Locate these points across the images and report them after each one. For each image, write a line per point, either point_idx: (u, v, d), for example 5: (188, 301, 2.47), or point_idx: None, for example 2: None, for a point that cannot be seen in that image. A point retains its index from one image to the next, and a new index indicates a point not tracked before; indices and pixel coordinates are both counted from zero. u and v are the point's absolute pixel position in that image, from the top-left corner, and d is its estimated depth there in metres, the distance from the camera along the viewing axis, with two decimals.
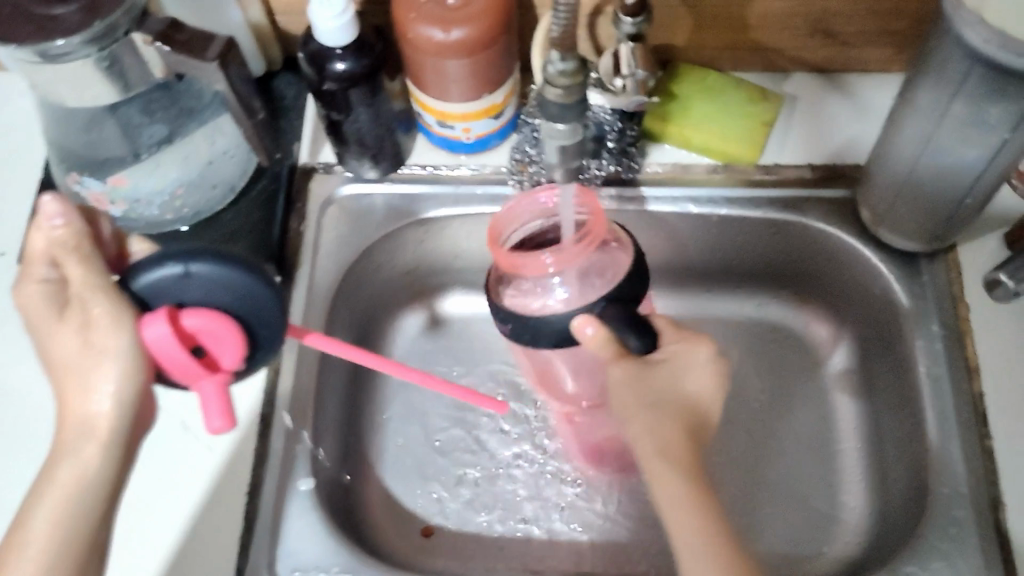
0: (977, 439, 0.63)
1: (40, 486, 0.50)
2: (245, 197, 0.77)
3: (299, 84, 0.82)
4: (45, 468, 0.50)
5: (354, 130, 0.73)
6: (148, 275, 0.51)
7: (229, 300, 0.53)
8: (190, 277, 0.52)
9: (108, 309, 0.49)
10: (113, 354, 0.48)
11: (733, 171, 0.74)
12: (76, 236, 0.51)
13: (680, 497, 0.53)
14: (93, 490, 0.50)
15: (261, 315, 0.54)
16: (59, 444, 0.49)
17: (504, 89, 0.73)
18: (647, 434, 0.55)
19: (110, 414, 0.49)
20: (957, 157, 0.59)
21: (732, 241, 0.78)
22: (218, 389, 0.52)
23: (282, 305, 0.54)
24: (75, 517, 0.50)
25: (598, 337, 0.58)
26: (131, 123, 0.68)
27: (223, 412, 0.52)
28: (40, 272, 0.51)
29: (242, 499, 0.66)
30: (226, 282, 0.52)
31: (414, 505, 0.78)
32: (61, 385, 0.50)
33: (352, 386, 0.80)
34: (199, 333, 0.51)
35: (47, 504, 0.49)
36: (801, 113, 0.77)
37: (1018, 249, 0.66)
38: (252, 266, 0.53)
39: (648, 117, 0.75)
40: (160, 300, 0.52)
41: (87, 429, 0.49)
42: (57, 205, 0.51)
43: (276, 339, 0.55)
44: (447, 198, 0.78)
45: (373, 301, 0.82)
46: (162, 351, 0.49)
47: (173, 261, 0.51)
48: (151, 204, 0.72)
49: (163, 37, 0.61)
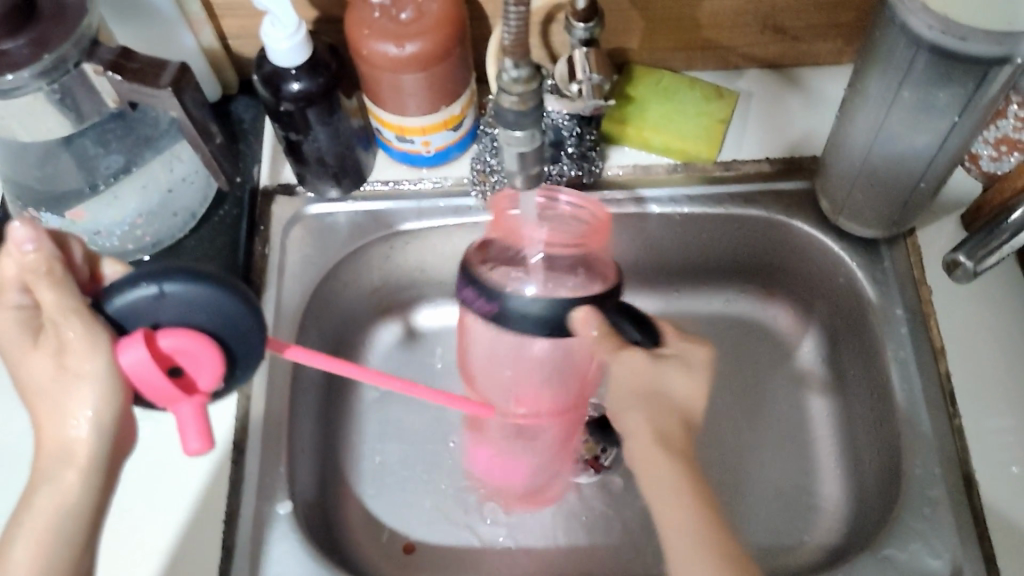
0: (946, 418, 0.64)
1: (20, 514, 0.50)
2: (207, 222, 0.76)
3: (256, 106, 0.82)
4: (23, 500, 0.50)
5: (314, 150, 0.73)
6: (122, 297, 0.50)
7: (206, 320, 0.51)
8: (165, 297, 0.50)
9: (83, 332, 0.48)
10: (89, 378, 0.48)
11: (692, 168, 0.75)
12: (47, 260, 0.50)
13: (674, 490, 0.55)
14: (74, 517, 0.50)
15: (242, 332, 0.53)
16: (38, 470, 0.50)
17: (461, 100, 0.73)
18: (644, 423, 0.58)
19: (87, 439, 0.49)
20: (909, 143, 0.60)
21: (697, 238, 0.78)
22: (195, 411, 0.52)
23: (262, 323, 0.53)
24: (58, 546, 0.49)
25: (599, 332, 0.59)
26: (86, 155, 0.68)
27: (201, 434, 0.52)
28: (12, 299, 0.51)
29: (220, 527, 0.66)
30: (202, 303, 0.51)
31: (395, 521, 0.78)
32: (36, 415, 0.50)
33: (326, 406, 0.79)
34: (177, 353, 0.50)
35: (27, 532, 0.49)
36: (756, 108, 0.78)
37: (973, 230, 0.67)
38: (230, 283, 0.52)
39: (607, 120, 0.76)
40: (136, 322, 0.51)
41: (66, 454, 0.49)
42: (27, 230, 0.50)
43: (257, 357, 0.54)
44: (410, 213, 0.78)
45: (342, 320, 0.82)
46: (140, 375, 0.49)
47: (147, 282, 0.50)
48: (111, 235, 0.71)
49: (114, 66, 0.60)
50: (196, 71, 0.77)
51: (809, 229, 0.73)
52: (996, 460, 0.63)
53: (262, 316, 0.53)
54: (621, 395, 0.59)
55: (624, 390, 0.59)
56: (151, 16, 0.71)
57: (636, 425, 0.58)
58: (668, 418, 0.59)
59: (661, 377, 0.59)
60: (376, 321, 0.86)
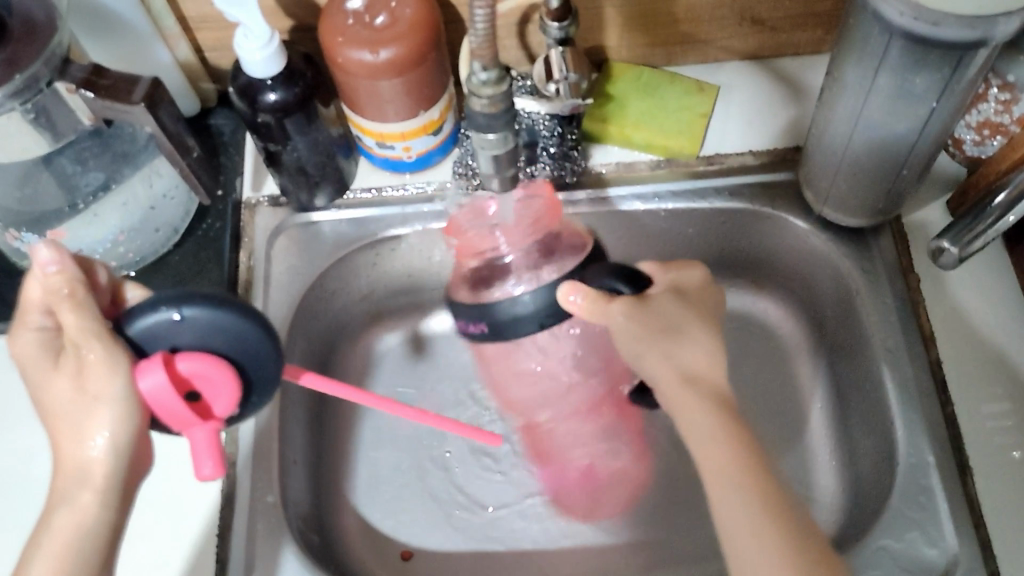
0: (938, 405, 0.64)
1: (38, 535, 0.50)
2: (190, 236, 0.76)
3: (236, 118, 0.82)
4: (42, 521, 0.50)
5: (294, 158, 0.73)
6: (143, 320, 0.50)
7: (222, 344, 0.51)
8: (184, 322, 0.50)
9: (103, 355, 0.48)
10: (108, 400, 0.48)
11: (675, 165, 0.75)
12: (70, 281, 0.49)
13: (699, 425, 0.58)
14: (95, 534, 0.50)
15: (258, 357, 0.53)
16: (57, 490, 0.49)
17: (440, 105, 0.72)
18: (665, 364, 0.61)
19: (105, 460, 0.49)
20: (890, 130, 0.60)
21: (683, 233, 0.78)
22: (210, 437, 0.53)
23: (278, 347, 0.54)
24: (78, 563, 0.49)
25: (585, 300, 0.60)
26: (66, 174, 0.68)
27: (214, 461, 0.53)
28: (35, 320, 0.51)
29: (214, 542, 0.66)
30: (220, 328, 0.51)
31: (391, 529, 0.77)
32: (56, 433, 0.50)
33: (317, 417, 0.79)
34: (194, 377, 0.50)
35: (47, 552, 0.49)
36: (737, 100, 0.77)
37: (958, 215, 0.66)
38: (248, 309, 0.52)
39: (587, 119, 0.75)
40: (156, 345, 0.51)
41: (83, 474, 0.49)
42: (51, 251, 0.50)
43: (272, 381, 0.55)
44: (395, 219, 0.78)
45: (330, 330, 0.81)
46: (157, 400, 0.49)
47: (166, 306, 0.50)
48: (94, 253, 0.70)
49: (87, 84, 0.60)
50: (173, 85, 0.76)
51: (795, 219, 0.73)
52: (994, 446, 0.62)
53: (277, 340, 0.54)
54: (642, 346, 0.62)
55: (640, 335, 0.61)
56: (125, 32, 0.71)
57: (662, 371, 0.62)
58: (699, 361, 0.61)
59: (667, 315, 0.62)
60: (365, 330, 0.85)
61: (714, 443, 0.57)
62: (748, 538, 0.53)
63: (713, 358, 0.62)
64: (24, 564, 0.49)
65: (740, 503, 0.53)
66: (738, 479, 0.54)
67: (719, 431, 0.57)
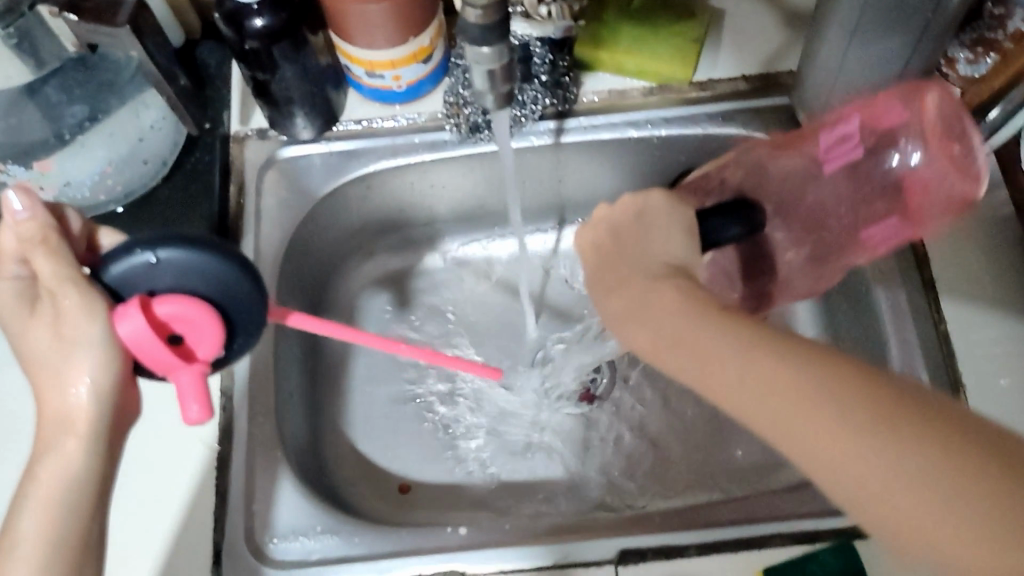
0: (932, 324, 0.64)
1: (23, 488, 0.48)
2: (179, 170, 0.74)
3: (222, 50, 0.80)
4: (26, 473, 0.48)
5: (282, 89, 0.72)
6: (117, 265, 0.50)
7: (201, 284, 0.51)
8: (159, 264, 0.50)
9: (80, 300, 0.47)
10: (88, 345, 0.47)
11: (667, 91, 0.75)
12: (42, 228, 0.48)
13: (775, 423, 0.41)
14: (80, 484, 0.48)
15: (240, 299, 0.53)
16: (40, 441, 0.48)
17: (430, 31, 0.71)
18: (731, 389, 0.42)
19: (88, 407, 0.48)
20: (886, 47, 0.59)
21: (677, 162, 0.78)
22: (196, 379, 0.51)
23: (258, 288, 0.53)
24: (66, 512, 0.47)
25: None
26: (50, 102, 0.69)
27: (201, 402, 0.51)
28: (9, 271, 0.50)
29: (213, 472, 0.66)
30: (197, 267, 0.51)
31: (390, 463, 0.77)
32: (36, 382, 0.48)
33: (312, 352, 0.79)
34: (174, 320, 0.50)
35: (34, 500, 0.47)
36: (729, 25, 0.76)
37: None
38: (224, 250, 0.52)
39: (579, 45, 0.74)
40: (132, 291, 0.51)
41: (65, 423, 0.48)
42: (21, 197, 0.48)
43: (255, 323, 0.54)
44: (386, 150, 0.77)
45: (323, 266, 0.81)
46: (138, 344, 0.48)
47: (140, 249, 0.50)
48: (81, 186, 0.70)
49: (71, 6, 0.59)
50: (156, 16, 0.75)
51: None
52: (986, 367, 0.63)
53: (258, 282, 0.53)
54: (634, 336, 0.51)
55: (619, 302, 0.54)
56: None
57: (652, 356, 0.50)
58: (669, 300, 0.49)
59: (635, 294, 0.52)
60: (357, 266, 0.85)
61: (795, 418, 0.40)
62: (877, 478, 0.37)
63: (710, 315, 0.46)
64: (10, 518, 0.47)
65: (906, 507, 0.36)
66: (870, 488, 0.37)
67: (772, 380, 0.42)
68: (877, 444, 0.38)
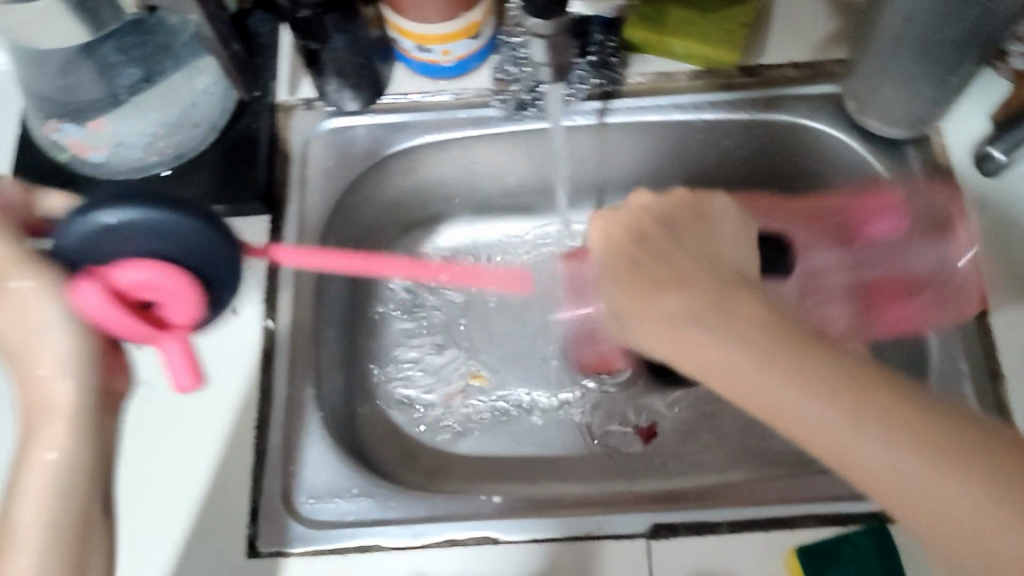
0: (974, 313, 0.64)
1: (14, 476, 0.45)
2: (226, 135, 0.75)
3: (272, 20, 0.81)
4: (16, 466, 0.46)
5: (333, 58, 0.72)
6: (69, 232, 0.47)
7: (161, 244, 0.49)
8: (111, 230, 0.48)
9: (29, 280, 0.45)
10: (50, 324, 0.45)
11: (714, 75, 0.75)
12: None
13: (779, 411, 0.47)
14: (73, 464, 0.46)
15: (200, 249, 0.51)
16: (26, 428, 0.46)
17: (480, 7, 0.72)
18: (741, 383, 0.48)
19: (69, 391, 0.46)
20: (940, 35, 0.59)
21: (719, 147, 0.78)
22: (181, 346, 0.55)
23: (224, 235, 0.51)
24: (61, 491, 0.45)
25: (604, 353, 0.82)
26: (107, 63, 0.68)
27: (189, 371, 0.56)
28: None
29: (252, 429, 0.66)
30: (153, 224, 0.48)
31: (423, 434, 0.78)
32: (16, 371, 0.46)
33: (351, 320, 0.80)
34: (141, 287, 0.50)
35: (30, 482, 0.44)
36: (779, 12, 0.76)
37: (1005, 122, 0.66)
38: (184, 203, 0.50)
39: (627, 26, 0.74)
40: (86, 261, 0.48)
41: (47, 408, 0.46)
42: None
43: (230, 277, 0.54)
44: (431, 125, 0.78)
45: (364, 236, 0.82)
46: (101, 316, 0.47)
47: (99, 213, 0.47)
48: (132, 146, 0.71)
49: None
50: None
51: (830, 132, 0.73)
52: None
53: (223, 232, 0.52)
54: (643, 336, 0.54)
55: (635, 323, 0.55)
56: None
57: (666, 357, 0.53)
58: (696, 321, 0.50)
59: (637, 306, 0.53)
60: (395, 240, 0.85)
61: (837, 454, 0.43)
62: (876, 466, 0.41)
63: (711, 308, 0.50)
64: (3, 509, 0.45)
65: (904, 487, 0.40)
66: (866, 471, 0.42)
67: (802, 399, 0.44)
68: (919, 470, 0.40)
